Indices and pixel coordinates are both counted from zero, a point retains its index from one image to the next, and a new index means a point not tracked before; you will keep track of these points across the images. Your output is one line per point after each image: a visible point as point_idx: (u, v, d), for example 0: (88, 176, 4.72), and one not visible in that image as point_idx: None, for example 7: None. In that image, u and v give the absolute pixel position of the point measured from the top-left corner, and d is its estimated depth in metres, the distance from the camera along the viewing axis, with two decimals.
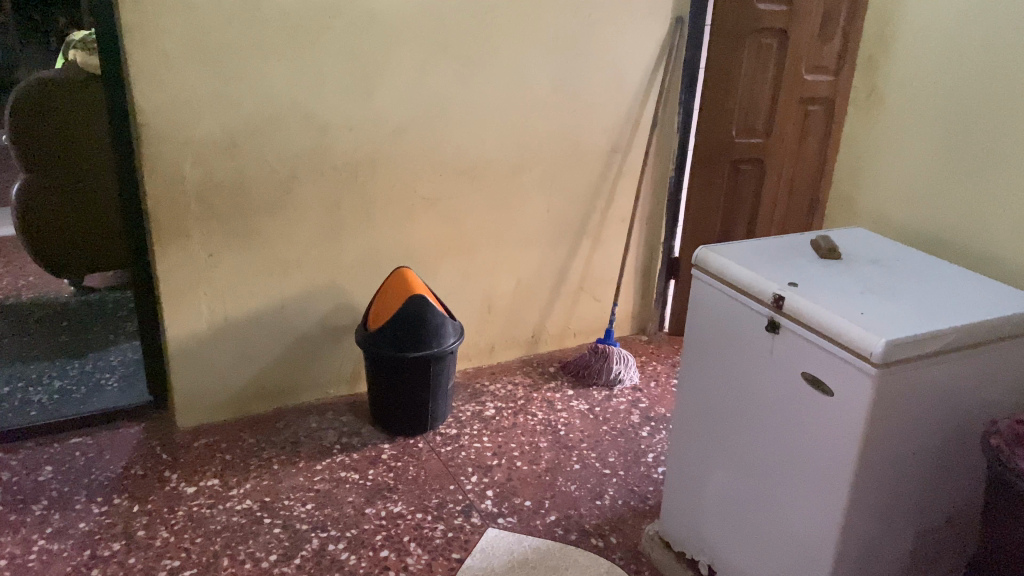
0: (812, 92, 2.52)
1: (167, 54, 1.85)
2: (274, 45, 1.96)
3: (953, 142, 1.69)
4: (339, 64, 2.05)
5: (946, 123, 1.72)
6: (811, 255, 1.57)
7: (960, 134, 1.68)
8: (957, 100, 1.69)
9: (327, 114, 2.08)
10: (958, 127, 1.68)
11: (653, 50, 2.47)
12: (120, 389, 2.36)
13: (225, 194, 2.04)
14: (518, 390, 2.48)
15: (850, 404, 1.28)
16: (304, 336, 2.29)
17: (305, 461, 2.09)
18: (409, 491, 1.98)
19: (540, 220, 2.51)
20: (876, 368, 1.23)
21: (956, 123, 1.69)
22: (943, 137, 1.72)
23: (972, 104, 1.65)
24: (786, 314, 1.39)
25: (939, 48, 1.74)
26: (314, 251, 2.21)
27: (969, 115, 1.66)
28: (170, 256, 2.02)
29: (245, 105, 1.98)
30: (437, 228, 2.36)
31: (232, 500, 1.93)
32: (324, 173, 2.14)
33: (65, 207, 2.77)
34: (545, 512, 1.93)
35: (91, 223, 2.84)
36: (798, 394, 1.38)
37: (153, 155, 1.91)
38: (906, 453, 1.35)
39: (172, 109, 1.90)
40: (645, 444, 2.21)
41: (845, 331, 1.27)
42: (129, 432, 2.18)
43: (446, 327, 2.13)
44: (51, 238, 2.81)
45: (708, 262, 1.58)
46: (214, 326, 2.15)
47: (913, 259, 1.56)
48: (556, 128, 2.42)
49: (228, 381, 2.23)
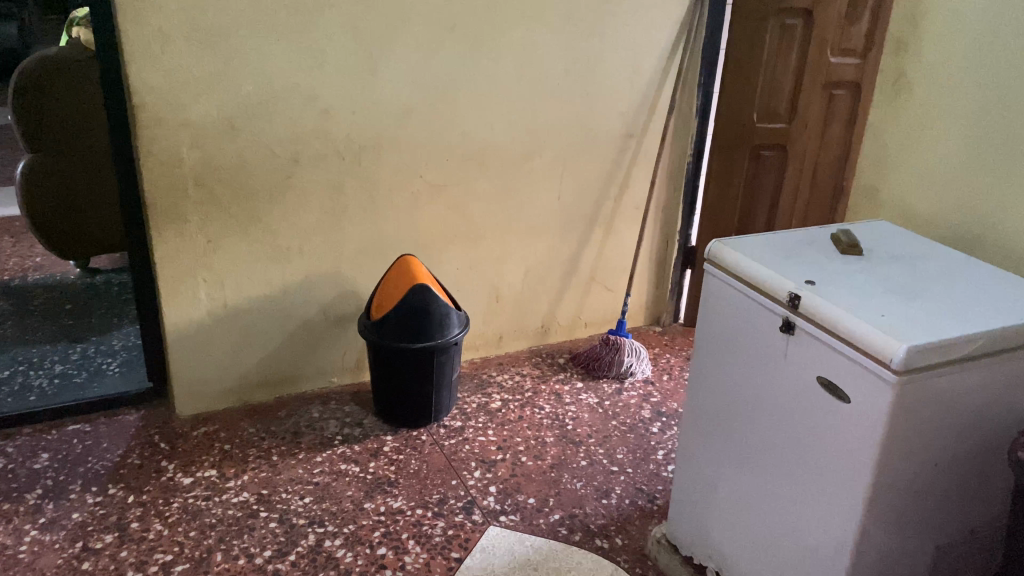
0: (837, 77, 2.37)
1: (162, 32, 1.78)
2: (274, 25, 1.89)
3: (984, 132, 1.58)
4: (341, 44, 1.98)
5: (977, 111, 1.59)
6: (830, 250, 1.49)
7: (992, 123, 1.56)
8: (988, 85, 1.57)
9: (328, 96, 2.01)
10: (988, 116, 1.57)
11: (671, 31, 2.37)
12: (121, 375, 2.32)
13: (222, 178, 1.98)
14: (525, 382, 2.41)
15: (867, 412, 1.21)
16: (307, 325, 2.24)
17: (305, 452, 2.04)
18: (410, 485, 1.92)
19: (551, 207, 2.43)
20: (896, 375, 1.16)
21: (988, 110, 1.57)
22: (974, 125, 1.60)
23: (1004, 90, 1.53)
24: (803, 315, 1.32)
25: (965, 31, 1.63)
26: (316, 237, 2.15)
27: (1000, 102, 1.54)
28: (167, 241, 1.97)
29: (244, 87, 1.91)
30: (444, 216, 2.29)
31: (228, 492, 1.88)
32: (326, 156, 2.07)
33: (67, 192, 2.74)
34: (548, 511, 1.86)
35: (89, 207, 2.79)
36: (814, 399, 1.32)
37: (148, 137, 1.86)
38: (926, 464, 1.26)
39: (169, 90, 1.84)
40: (655, 440, 2.14)
41: (865, 335, 1.20)
42: (128, 420, 2.14)
43: (452, 318, 2.06)
44: (52, 222, 2.75)
45: (721, 257, 1.50)
46: (213, 313, 2.10)
47: (939, 255, 1.47)
48: (568, 112, 2.33)
49: (229, 370, 2.19)
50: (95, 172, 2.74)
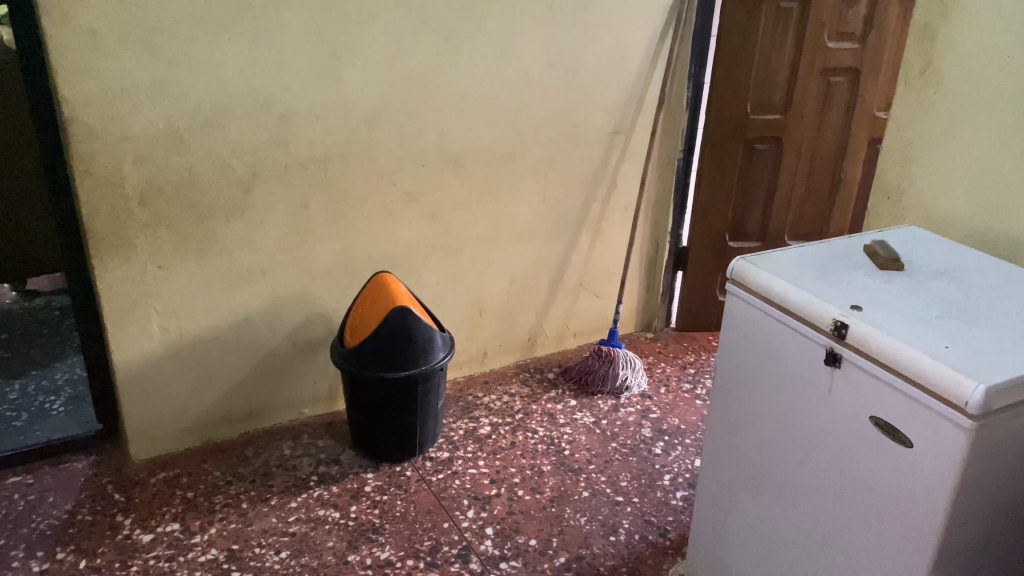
0: (836, 62, 2.31)
1: (95, 36, 1.56)
2: (224, 23, 1.67)
3: (1011, 132, 1.41)
4: (300, 42, 1.76)
5: (1002, 108, 1.42)
6: (867, 266, 1.33)
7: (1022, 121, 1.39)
8: (1018, 80, 1.38)
9: (289, 100, 1.80)
10: (1019, 115, 1.39)
11: (658, 17, 2.19)
12: (66, 414, 2.09)
13: (171, 197, 1.76)
14: (515, 402, 2.23)
15: (931, 459, 1.05)
16: (273, 352, 2.03)
17: (278, 498, 1.84)
18: (397, 532, 1.74)
19: (534, 213, 2.25)
20: (972, 421, 1.00)
21: (1017, 107, 1.39)
22: (998, 123, 1.43)
23: None
24: (850, 345, 1.16)
25: (971, 18, 1.46)
26: (281, 257, 1.94)
27: None
28: (112, 270, 1.74)
29: (193, 94, 1.70)
30: (422, 225, 2.09)
31: (195, 550, 1.67)
32: (288, 167, 1.86)
33: None
34: (552, 554, 1.69)
35: (16, 210, 2.54)
36: (864, 441, 1.15)
37: (84, 154, 1.63)
38: (997, 513, 1.11)
39: (107, 100, 1.61)
40: (659, 464, 1.98)
41: (929, 372, 1.04)
42: (76, 468, 1.92)
43: (436, 341, 1.87)
44: None
45: (748, 277, 1.33)
46: (167, 346, 1.88)
47: (986, 269, 1.32)
48: (551, 109, 2.15)
49: (188, 407, 1.97)
50: (17, 171, 2.48)
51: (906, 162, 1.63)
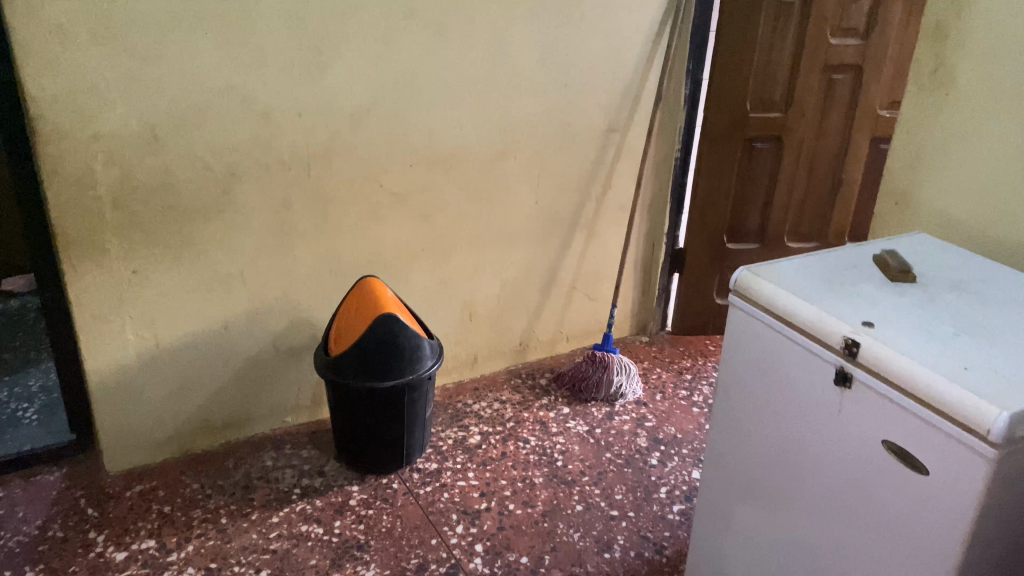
0: (838, 58, 2.25)
1: (63, 30, 1.47)
2: (201, 17, 1.59)
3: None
4: (282, 37, 1.68)
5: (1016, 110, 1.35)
6: (878, 278, 1.26)
7: None
8: None
9: (270, 97, 1.72)
10: None
11: (656, 11, 2.12)
12: (38, 423, 2.01)
13: (146, 198, 1.67)
14: (506, 410, 2.16)
15: (946, 489, 0.99)
16: (255, 359, 1.96)
17: (259, 512, 1.77)
18: (382, 549, 1.67)
19: (526, 213, 2.18)
20: (993, 451, 0.92)
21: None
22: (1014, 128, 1.36)
23: None
24: (862, 365, 1.09)
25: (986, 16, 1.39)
26: (263, 261, 1.86)
27: None
28: (84, 275, 1.66)
29: (169, 91, 1.61)
30: (409, 227, 2.01)
31: (171, 569, 1.60)
32: (270, 167, 1.78)
33: None
34: (544, 572, 1.62)
35: None
36: (874, 465, 1.09)
37: (52, 154, 1.54)
38: (1016, 544, 1.05)
39: (76, 97, 1.53)
40: (655, 476, 1.92)
41: (949, 397, 0.97)
42: (48, 481, 1.84)
43: (424, 349, 1.80)
44: None
45: (753, 289, 1.26)
46: (143, 354, 1.80)
47: (1002, 282, 1.25)
48: (545, 106, 2.07)
49: (165, 417, 1.89)
50: None
51: (915, 167, 1.56)
